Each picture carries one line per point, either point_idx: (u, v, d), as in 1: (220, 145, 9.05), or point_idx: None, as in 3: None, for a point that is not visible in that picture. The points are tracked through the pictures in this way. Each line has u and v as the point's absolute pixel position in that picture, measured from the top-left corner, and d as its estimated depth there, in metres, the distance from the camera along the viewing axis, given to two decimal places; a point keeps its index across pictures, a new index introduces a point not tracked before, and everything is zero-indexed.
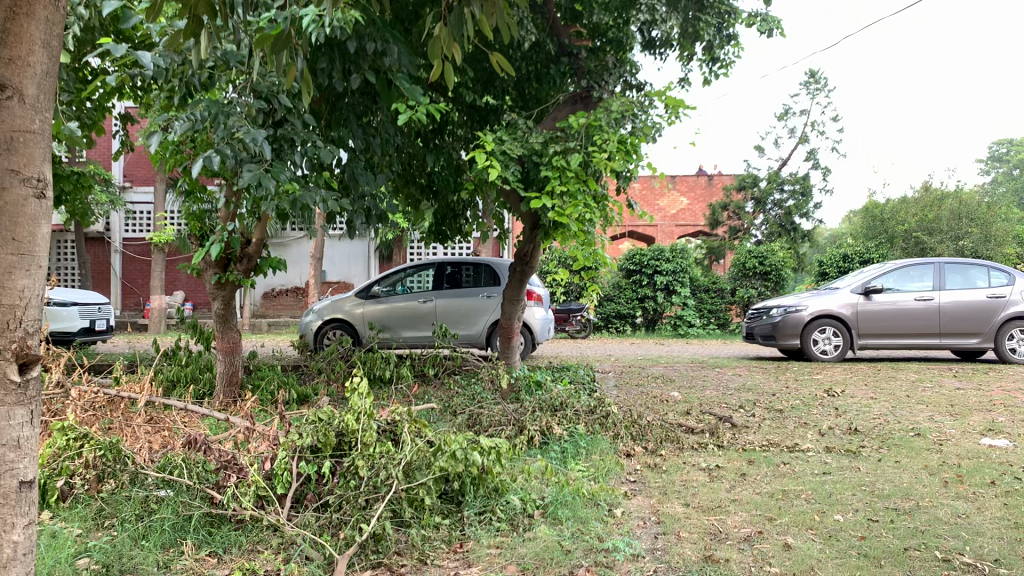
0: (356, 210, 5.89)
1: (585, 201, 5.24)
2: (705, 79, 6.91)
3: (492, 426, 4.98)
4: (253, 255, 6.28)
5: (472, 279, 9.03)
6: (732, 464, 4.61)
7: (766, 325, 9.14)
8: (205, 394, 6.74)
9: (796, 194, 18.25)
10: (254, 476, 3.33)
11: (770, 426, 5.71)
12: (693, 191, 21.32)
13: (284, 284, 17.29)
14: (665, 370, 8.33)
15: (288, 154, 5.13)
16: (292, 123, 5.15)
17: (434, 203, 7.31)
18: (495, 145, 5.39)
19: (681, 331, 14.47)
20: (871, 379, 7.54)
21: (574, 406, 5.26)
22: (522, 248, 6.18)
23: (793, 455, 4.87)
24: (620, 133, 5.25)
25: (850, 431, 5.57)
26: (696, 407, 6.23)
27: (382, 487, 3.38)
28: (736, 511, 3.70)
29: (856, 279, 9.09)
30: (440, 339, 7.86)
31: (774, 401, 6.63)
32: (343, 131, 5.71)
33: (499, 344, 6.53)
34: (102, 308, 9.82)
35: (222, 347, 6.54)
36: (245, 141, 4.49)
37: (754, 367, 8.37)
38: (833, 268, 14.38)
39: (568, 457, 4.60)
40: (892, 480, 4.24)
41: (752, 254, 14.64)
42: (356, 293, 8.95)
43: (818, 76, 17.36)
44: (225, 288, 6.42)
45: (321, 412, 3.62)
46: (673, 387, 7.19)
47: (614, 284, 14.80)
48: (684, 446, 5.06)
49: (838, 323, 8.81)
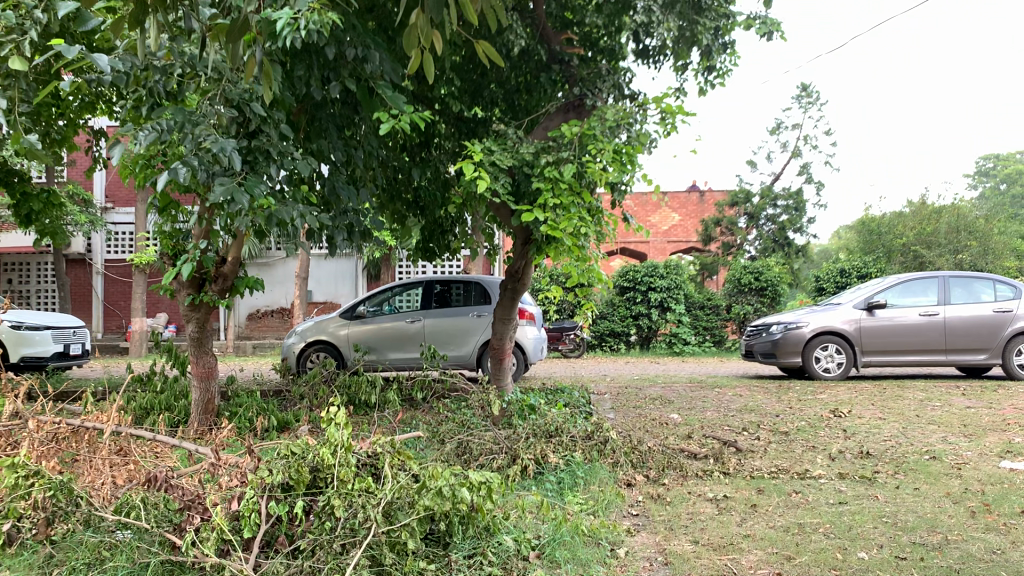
0: (338, 226, 5.60)
1: (580, 214, 4.93)
2: (700, 89, 6.65)
3: (483, 455, 4.67)
4: (228, 276, 5.95)
5: (463, 297, 8.71)
6: (741, 494, 4.29)
7: (766, 342, 8.84)
8: (179, 422, 6.40)
9: (789, 209, 18.07)
10: (218, 517, 3.01)
11: (777, 450, 5.41)
12: (685, 207, 21.11)
13: (270, 305, 16.94)
14: (663, 390, 8.02)
15: (262, 167, 4.84)
16: (267, 135, 4.89)
17: (421, 218, 7.03)
18: (484, 156, 5.09)
19: (677, 349, 14.18)
20: (877, 398, 7.25)
21: (570, 432, 4.95)
22: (513, 264, 5.85)
23: (805, 482, 4.56)
24: (615, 143, 4.97)
25: (861, 455, 5.27)
26: (698, 430, 5.93)
27: (359, 530, 3.08)
28: (750, 548, 3.38)
29: (858, 294, 8.83)
30: (428, 362, 7.54)
31: (779, 423, 6.33)
32: (323, 143, 5.42)
33: (489, 366, 6.17)
34: (77, 332, 9.45)
35: (196, 373, 6.23)
36: (214, 151, 4.16)
37: (755, 386, 8.07)
38: (831, 283, 14.11)
39: (565, 489, 4.28)
40: (915, 510, 3.93)
41: (747, 270, 14.39)
42: (341, 313, 8.62)
43: (810, 89, 17.21)
44: (198, 311, 6.08)
45: (294, 446, 3.32)
46: (673, 409, 6.87)
47: (607, 301, 14.51)
48: (688, 474, 4.75)
49: (841, 340, 8.53)
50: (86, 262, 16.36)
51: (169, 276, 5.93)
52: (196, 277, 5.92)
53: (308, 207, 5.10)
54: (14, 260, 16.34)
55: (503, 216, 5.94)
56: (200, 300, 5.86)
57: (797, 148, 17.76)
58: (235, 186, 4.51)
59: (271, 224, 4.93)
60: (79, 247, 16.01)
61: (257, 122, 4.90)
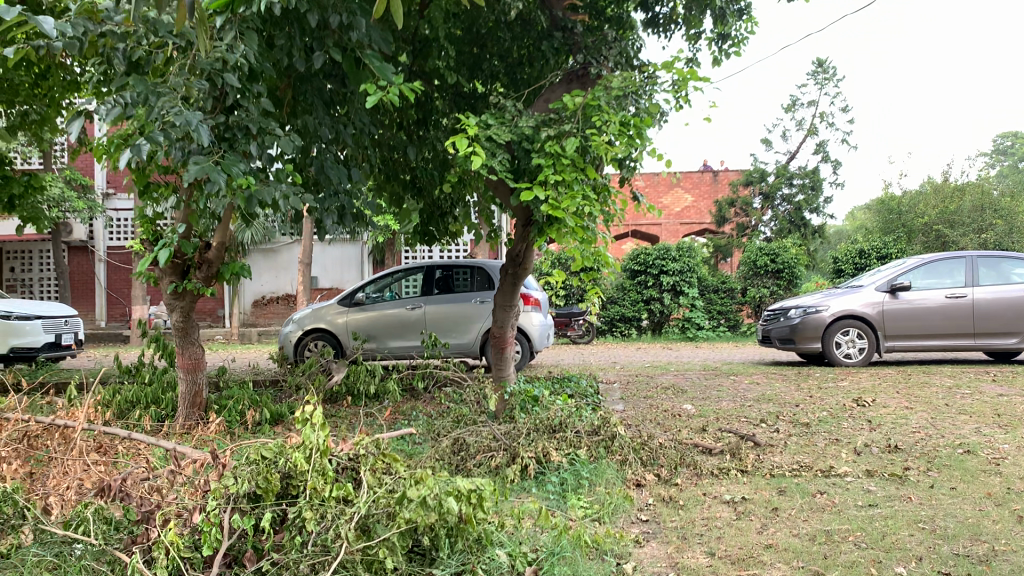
0: (326, 208, 5.24)
1: (584, 192, 4.55)
2: (714, 59, 6.25)
3: (480, 453, 4.34)
4: (213, 261, 5.60)
5: (466, 282, 8.36)
6: (761, 496, 3.94)
7: (784, 327, 8.44)
8: (166, 415, 6.10)
9: (806, 188, 17.63)
10: (170, 533, 2.70)
11: (798, 444, 5.05)
12: (698, 187, 20.63)
13: (275, 291, 16.65)
14: (676, 378, 7.65)
15: (241, 144, 4.54)
16: (245, 109, 4.58)
17: (419, 200, 6.69)
18: (480, 130, 4.72)
19: (690, 334, 13.80)
20: (902, 385, 6.86)
21: (574, 427, 4.60)
22: (513, 248, 5.48)
23: (830, 481, 4.21)
24: (622, 114, 4.58)
25: (889, 449, 4.90)
26: (713, 423, 5.57)
27: (332, 548, 2.77)
28: (773, 562, 3.03)
29: (879, 275, 8.43)
30: (429, 350, 7.21)
31: (799, 413, 5.96)
32: (309, 119, 5.06)
33: (491, 355, 5.82)
34: (71, 321, 9.14)
35: (183, 365, 5.91)
36: (178, 125, 3.80)
37: (773, 373, 7.70)
38: (849, 264, 13.66)
39: (568, 492, 3.93)
40: (954, 514, 3.55)
41: (763, 252, 13.95)
42: (339, 301, 8.29)
43: (826, 65, 16.72)
44: (182, 299, 5.72)
45: (265, 450, 3.03)
46: (686, 398, 6.52)
47: (618, 285, 14.15)
48: (703, 473, 4.39)
49: (862, 324, 8.13)
50: (88, 250, 16.10)
51: (151, 262, 5.60)
52: (180, 264, 5.59)
53: (292, 187, 4.76)
54: (15, 248, 16.10)
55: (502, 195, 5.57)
56: (184, 287, 5.51)
57: (813, 126, 17.29)
58: (208, 165, 4.19)
59: (251, 205, 4.58)
60: (81, 234, 15.74)
61: (235, 95, 4.56)
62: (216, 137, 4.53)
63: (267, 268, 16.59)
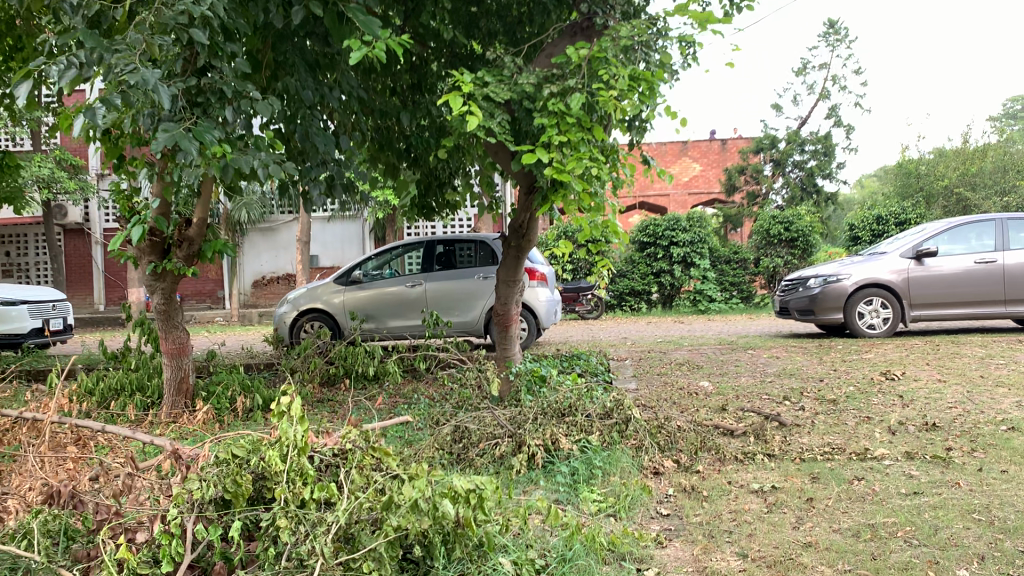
0: (313, 179, 4.87)
1: (591, 154, 4.14)
2: (727, 11, 5.82)
3: (484, 442, 3.99)
4: (194, 239, 5.24)
5: (469, 257, 7.97)
6: (792, 484, 3.58)
7: (803, 298, 8.03)
8: (152, 404, 5.75)
9: (818, 153, 17.20)
10: (126, 548, 2.36)
11: (827, 424, 4.69)
12: (706, 156, 20.12)
13: (276, 271, 16.29)
14: (691, 353, 7.28)
15: (216, 110, 4.16)
16: (219, 71, 4.19)
17: (416, 170, 6.30)
18: (476, 88, 4.32)
19: (701, 307, 13.41)
20: (931, 356, 6.48)
21: (585, 410, 4.23)
22: (515, 219, 5.06)
23: (867, 465, 3.84)
24: (631, 67, 4.16)
25: (927, 426, 4.53)
26: (734, 401, 5.20)
27: (308, 562, 2.42)
28: (815, 565, 2.67)
29: (902, 241, 8.02)
30: (431, 329, 6.85)
31: (825, 389, 5.58)
32: (290, 82, 4.67)
33: (495, 334, 5.43)
34: (59, 306, 8.78)
35: (167, 350, 5.55)
36: (135, 84, 3.35)
37: (792, 346, 7.32)
38: (866, 231, 13.22)
39: (580, 484, 3.56)
40: (1013, 503, 3.18)
41: (776, 220, 13.50)
42: (335, 279, 7.91)
43: (838, 26, 16.18)
44: (163, 280, 5.34)
45: (236, 448, 2.71)
46: (703, 375, 6.14)
47: (627, 258, 13.77)
48: (727, 459, 4.02)
49: (886, 293, 7.73)
50: (84, 232, 15.74)
51: (129, 242, 5.21)
52: (158, 242, 5.22)
53: (273, 155, 4.38)
54: (9, 232, 15.75)
55: (501, 161, 5.13)
56: (164, 268, 5.15)
57: (825, 90, 16.79)
58: (176, 134, 3.81)
59: (228, 176, 4.21)
60: (76, 216, 15.37)
61: (207, 56, 4.18)
62: (187, 102, 4.16)
63: (267, 247, 16.21)
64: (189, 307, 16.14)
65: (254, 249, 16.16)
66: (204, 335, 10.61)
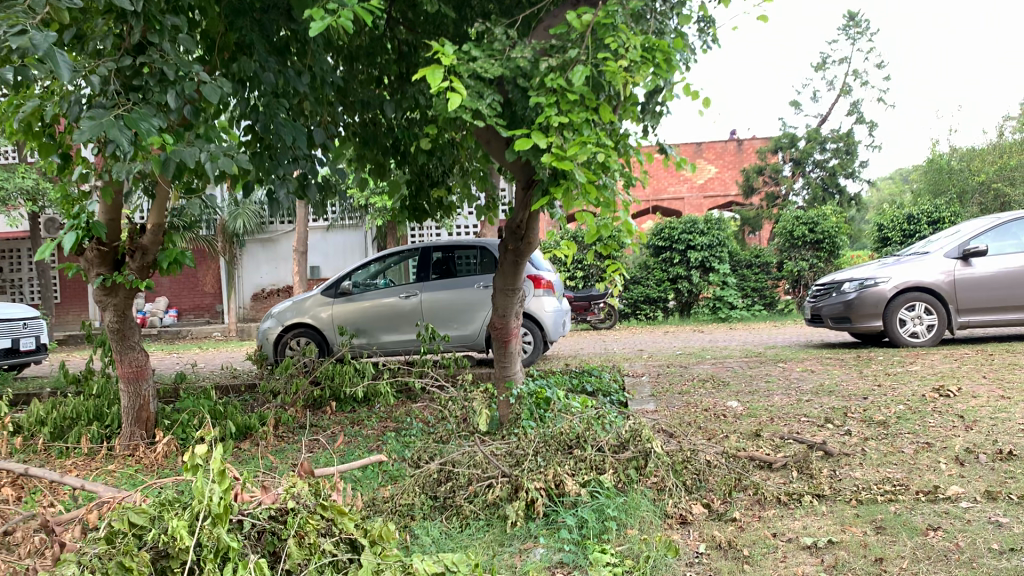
0: (281, 177, 4.25)
1: (597, 137, 3.47)
2: None
3: (474, 484, 3.33)
4: (148, 248, 4.60)
5: (470, 265, 7.32)
6: (852, 537, 2.89)
7: (837, 304, 7.30)
8: (109, 436, 5.10)
9: (839, 152, 16.54)
10: None
11: (881, 453, 4.00)
12: (722, 157, 19.44)
13: (275, 284, 15.66)
14: (716, 367, 6.58)
15: (155, 94, 3.53)
16: (158, 48, 3.56)
17: (404, 167, 5.66)
18: (462, 63, 3.66)
19: (722, 315, 12.70)
20: (987, 368, 5.75)
21: (596, 443, 3.54)
22: (513, 218, 4.37)
23: (943, 509, 3.15)
24: (642, 35, 3.50)
25: (1003, 455, 3.83)
26: (769, 426, 4.52)
27: None
28: None
29: (946, 240, 7.34)
30: (426, 344, 6.19)
31: (871, 409, 4.87)
32: (247, 63, 4.03)
33: (492, 351, 4.73)
34: (32, 324, 8.15)
35: (123, 375, 4.91)
36: (27, 53, 2.67)
37: (828, 358, 6.61)
38: (896, 231, 12.48)
39: (590, 540, 2.89)
40: None
41: (799, 221, 12.78)
42: (323, 292, 7.27)
43: (858, 18, 15.48)
44: (115, 295, 4.69)
45: (135, 514, 2.10)
46: (730, 394, 5.45)
47: (641, 264, 13.11)
48: (767, 501, 3.36)
49: (930, 297, 7.03)
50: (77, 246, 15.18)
51: (75, 252, 4.58)
52: (108, 253, 4.59)
53: (226, 146, 3.72)
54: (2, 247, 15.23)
55: (494, 153, 4.45)
56: (114, 281, 4.51)
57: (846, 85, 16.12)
58: (98, 122, 3.17)
59: (170, 170, 3.55)
60: None
61: (142, 30, 3.53)
62: (121, 86, 3.51)
63: (267, 259, 15.62)
64: (187, 322, 15.54)
65: (253, 261, 15.55)
66: (192, 352, 9.97)
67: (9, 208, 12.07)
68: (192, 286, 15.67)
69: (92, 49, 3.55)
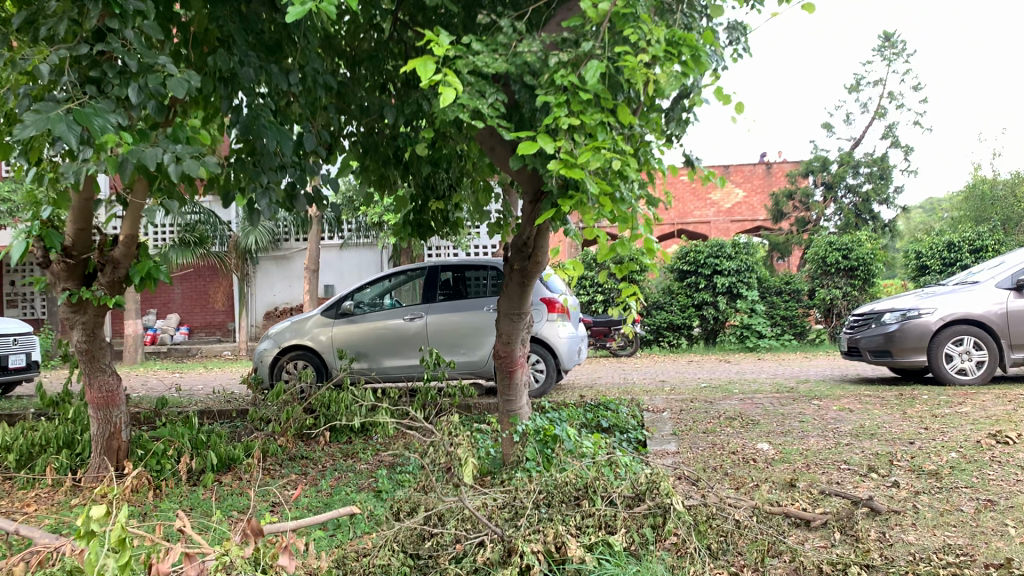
0: (263, 185, 3.81)
1: (613, 143, 3.01)
2: None
3: (461, 541, 2.85)
4: (120, 261, 4.22)
5: (480, 286, 6.87)
6: None
7: (876, 336, 6.74)
8: (78, 464, 4.67)
9: (873, 177, 16.01)
10: None
11: (938, 511, 3.47)
12: (750, 181, 18.91)
13: (289, 302, 15.29)
14: (745, 403, 6.04)
15: (114, 86, 3.12)
16: (118, 34, 3.15)
17: (407, 179, 5.23)
18: (462, 56, 3.22)
19: (749, 344, 12.11)
20: None
21: (608, 494, 3.04)
22: (519, 234, 3.93)
23: None
24: (666, 27, 3.04)
25: None
26: (806, 475, 4.00)
27: None
28: None
29: (996, 270, 6.81)
30: (430, 371, 5.72)
31: (920, 457, 4.33)
32: (225, 57, 3.62)
33: (497, 382, 4.26)
34: (23, 340, 7.79)
35: (92, 401, 4.49)
36: None
37: (868, 396, 6.05)
38: (936, 258, 11.88)
39: None
40: None
41: (833, 247, 12.26)
42: (324, 312, 6.86)
43: (894, 39, 14.96)
44: (83, 312, 4.31)
45: None
46: (760, 435, 4.92)
47: (664, 288, 12.60)
48: (806, 572, 2.87)
49: (979, 331, 6.47)
50: None
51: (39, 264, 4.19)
52: (75, 265, 4.20)
53: (195, 147, 3.29)
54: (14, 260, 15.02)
55: (500, 162, 4.03)
56: (80, 295, 4.11)
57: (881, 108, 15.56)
58: (40, 111, 2.76)
59: (128, 172, 3.12)
60: None
61: (101, 13, 3.13)
62: (76, 77, 3.11)
63: (281, 277, 15.27)
64: (198, 339, 15.19)
65: (266, 278, 15.21)
66: (194, 373, 9.56)
67: (16, 220, 11.80)
68: (203, 303, 15.34)
69: (46, 35, 3.16)
